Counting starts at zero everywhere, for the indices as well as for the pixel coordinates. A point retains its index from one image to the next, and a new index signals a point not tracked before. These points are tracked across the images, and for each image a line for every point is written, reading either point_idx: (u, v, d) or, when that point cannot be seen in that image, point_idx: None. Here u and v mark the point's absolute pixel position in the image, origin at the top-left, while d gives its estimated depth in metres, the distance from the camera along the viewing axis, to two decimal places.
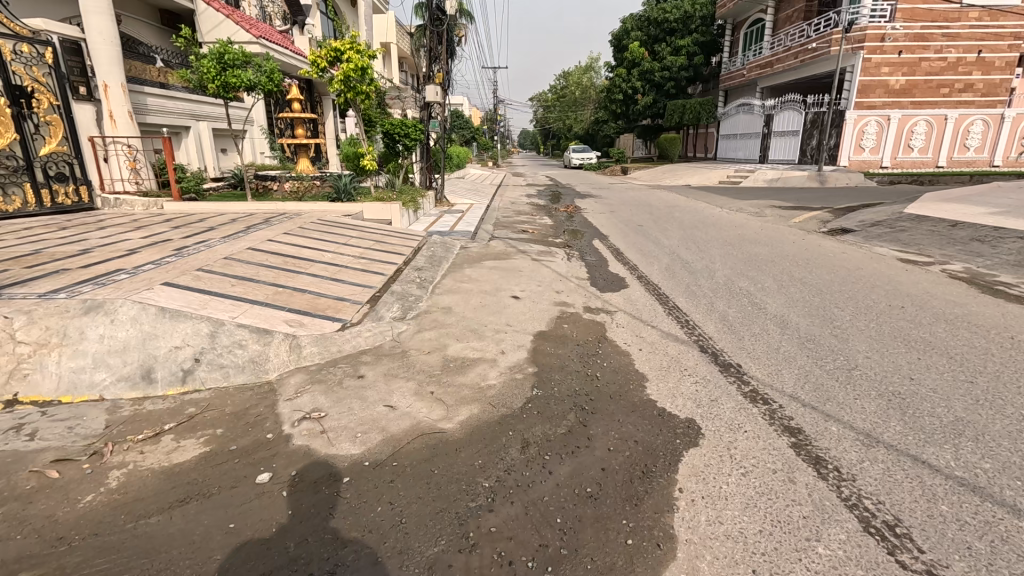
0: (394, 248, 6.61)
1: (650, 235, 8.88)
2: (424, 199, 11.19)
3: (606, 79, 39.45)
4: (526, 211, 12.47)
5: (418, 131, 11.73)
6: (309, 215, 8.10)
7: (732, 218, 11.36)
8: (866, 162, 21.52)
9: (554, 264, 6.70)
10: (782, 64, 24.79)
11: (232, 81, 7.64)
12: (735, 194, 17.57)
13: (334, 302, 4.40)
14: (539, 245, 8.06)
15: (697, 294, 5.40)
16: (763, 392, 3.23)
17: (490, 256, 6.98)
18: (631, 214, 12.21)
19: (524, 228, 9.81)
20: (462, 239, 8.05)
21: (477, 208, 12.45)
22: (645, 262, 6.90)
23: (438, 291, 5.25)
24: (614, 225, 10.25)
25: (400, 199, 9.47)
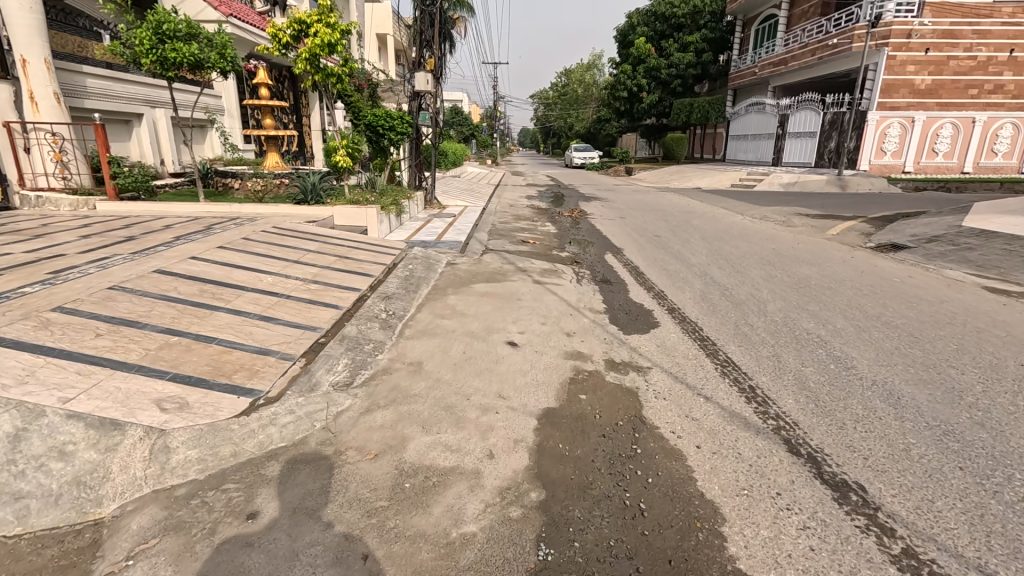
0: (362, 267, 5.27)
1: (672, 249, 7.57)
2: (411, 202, 9.85)
3: (610, 76, 38.08)
4: (527, 216, 11.14)
5: (405, 124, 10.39)
6: (268, 220, 6.74)
7: (758, 228, 10.06)
8: (888, 167, 20.27)
9: (561, 288, 5.38)
10: (798, 61, 23.54)
11: (171, 56, 6.26)
12: (752, 199, 16.27)
13: (250, 359, 3.05)
14: (540, 260, 6.72)
15: (751, 341, 4.06)
16: (932, 561, 1.90)
17: (480, 276, 5.65)
18: (643, 221, 10.89)
19: (523, 237, 8.50)
20: (450, 252, 6.71)
21: (471, 212, 11.12)
22: (673, 287, 5.56)
23: (409, 332, 3.92)
24: (626, 235, 8.92)
25: (380, 203, 8.13)
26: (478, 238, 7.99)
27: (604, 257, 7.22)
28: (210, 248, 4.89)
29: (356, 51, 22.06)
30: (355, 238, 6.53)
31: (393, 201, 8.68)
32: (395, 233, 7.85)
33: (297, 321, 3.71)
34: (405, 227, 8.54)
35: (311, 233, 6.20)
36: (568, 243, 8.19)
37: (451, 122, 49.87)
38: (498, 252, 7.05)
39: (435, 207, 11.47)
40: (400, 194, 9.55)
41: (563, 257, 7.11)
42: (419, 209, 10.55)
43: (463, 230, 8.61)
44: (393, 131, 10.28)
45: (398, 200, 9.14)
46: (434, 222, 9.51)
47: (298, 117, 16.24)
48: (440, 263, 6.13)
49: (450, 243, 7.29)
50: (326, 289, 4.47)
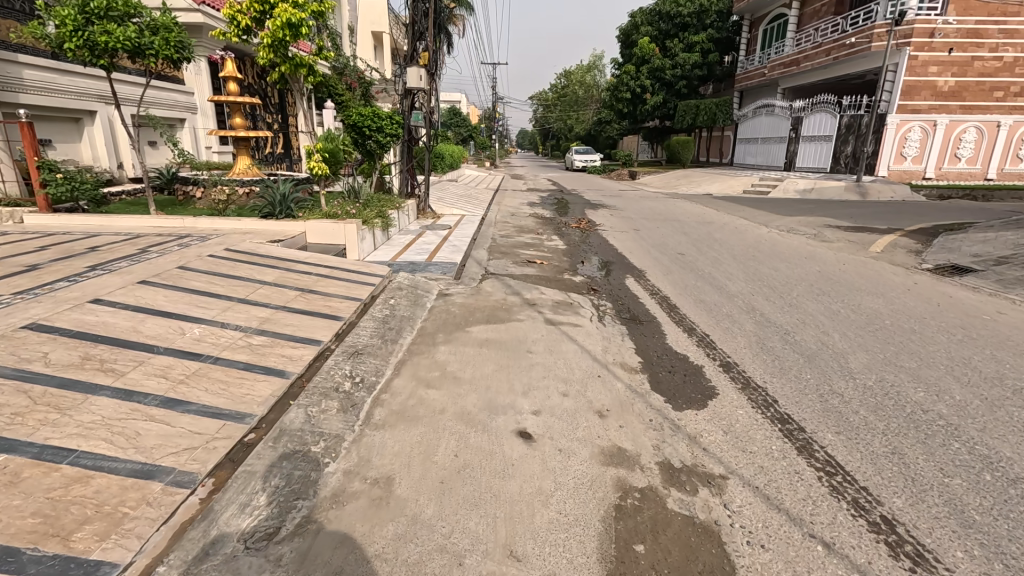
0: (329, 306, 4.13)
1: (703, 273, 6.46)
2: (400, 211, 8.73)
3: (612, 77, 37.02)
4: (530, 228, 10.05)
5: (394, 124, 9.29)
6: (226, 237, 5.61)
7: (790, 243, 8.96)
8: (908, 172, 19.25)
9: (582, 333, 4.27)
10: (812, 61, 22.55)
11: (101, 39, 5.19)
12: (770, 207, 15.21)
13: (115, 492, 1.93)
14: (551, 289, 5.60)
15: (852, 425, 2.94)
16: None
17: (480, 314, 4.55)
18: (661, 232, 9.78)
19: (529, 255, 7.38)
20: (443, 277, 5.61)
21: (468, 222, 10.01)
22: (719, 331, 4.44)
23: (380, 416, 2.79)
24: (645, 252, 7.80)
25: (362, 214, 6.98)
26: (476, 257, 6.87)
27: (625, 283, 6.11)
28: (130, 283, 3.78)
29: (347, 48, 20.95)
30: (330, 260, 5.42)
31: (380, 212, 7.56)
32: (380, 253, 6.73)
33: (215, 404, 2.58)
34: (393, 244, 7.43)
35: (272, 256, 5.07)
36: (580, 262, 7.07)
37: (448, 123, 48.79)
38: (500, 276, 5.93)
39: (429, 218, 10.35)
40: (388, 204, 8.43)
41: (576, 283, 5.99)
42: (410, 219, 9.44)
43: (459, 247, 7.48)
44: (381, 132, 9.17)
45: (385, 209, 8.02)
46: (427, 236, 8.39)
47: (283, 116, 15.32)
48: (430, 294, 5.01)
49: (444, 265, 6.17)
50: (274, 342, 3.34)
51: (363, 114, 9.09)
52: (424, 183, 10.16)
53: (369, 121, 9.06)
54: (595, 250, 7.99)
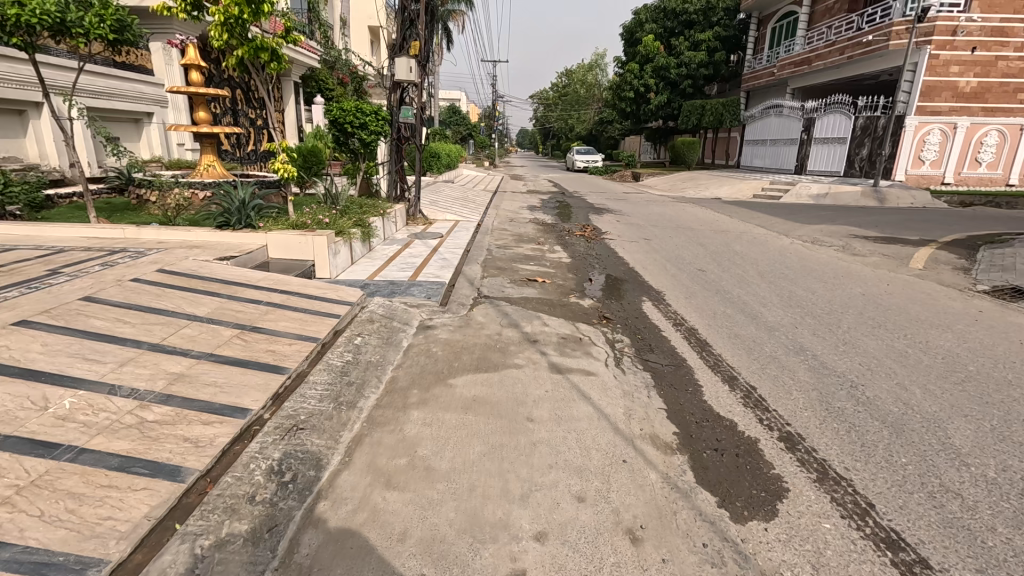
0: (272, 351, 3.22)
1: (732, 297, 5.55)
2: (386, 218, 7.80)
3: (615, 76, 36.10)
4: (530, 236, 9.13)
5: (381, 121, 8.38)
6: (169, 252, 4.70)
7: (820, 257, 8.07)
8: (926, 177, 18.39)
9: (596, 386, 3.36)
10: (825, 60, 21.63)
11: (14, 12, 4.30)
12: (785, 212, 14.32)
13: None
14: (555, 317, 4.69)
15: (997, 558, 2.03)
16: None
17: (468, 357, 3.64)
18: (676, 242, 8.88)
19: (530, 270, 6.47)
20: (428, 303, 4.71)
21: (461, 229, 9.12)
22: (768, 383, 3.53)
23: (309, 551, 1.88)
24: (661, 268, 6.89)
25: (337, 223, 6.04)
26: (468, 274, 5.95)
27: (643, 310, 5.19)
28: (5, 322, 2.87)
29: (340, 42, 20.02)
30: (289, 282, 4.49)
31: (359, 220, 6.64)
32: (355, 270, 5.80)
33: (47, 542, 1.67)
34: (375, 258, 6.51)
35: (216, 279, 4.15)
36: (588, 281, 6.16)
37: (447, 122, 48.91)
38: (494, 300, 5.02)
39: (419, 224, 9.44)
40: (371, 211, 7.49)
41: (585, 309, 5.07)
42: (398, 226, 8.52)
43: (450, 262, 6.56)
44: (365, 129, 8.26)
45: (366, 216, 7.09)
46: (415, 247, 7.47)
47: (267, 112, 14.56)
48: (408, 328, 4.10)
49: (429, 286, 5.24)
50: (178, 414, 2.43)
51: (345, 109, 8.16)
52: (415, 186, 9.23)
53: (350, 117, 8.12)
54: (603, 265, 7.08)
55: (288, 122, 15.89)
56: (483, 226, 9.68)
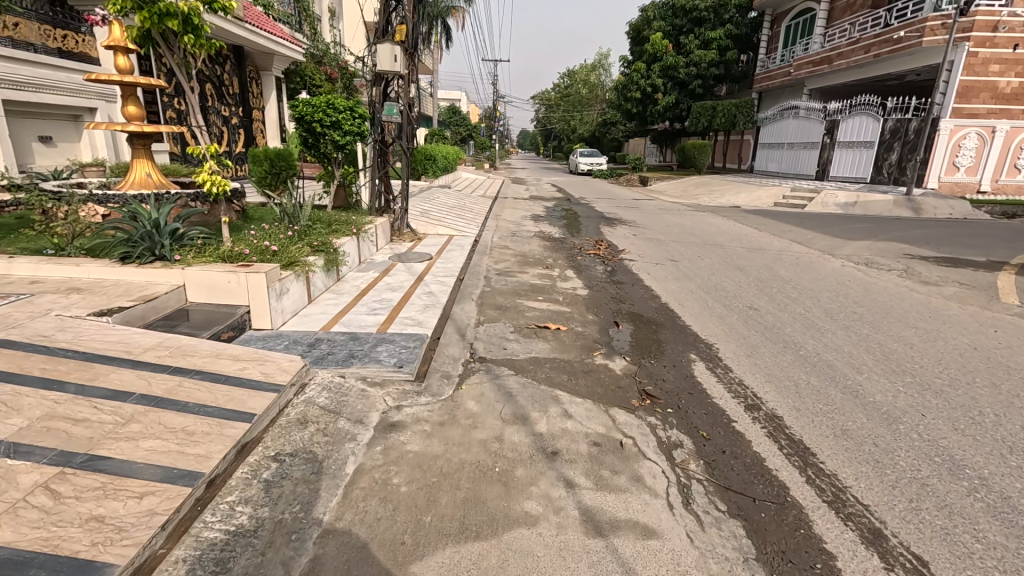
0: (93, 520, 1.80)
1: (809, 356, 4.17)
2: (362, 238, 6.43)
3: (621, 76, 34.68)
4: (536, 256, 7.74)
5: (357, 119, 6.94)
6: (32, 301, 3.33)
7: (887, 287, 6.70)
8: (961, 185, 17.08)
9: (665, 571, 1.97)
10: (847, 60, 20.29)
11: None
12: (816, 224, 12.96)
13: None
14: (579, 398, 3.28)
15: None
16: None
17: (449, 499, 2.25)
18: (709, 266, 7.50)
19: (539, 310, 5.07)
20: (397, 376, 3.32)
21: (454, 248, 7.73)
22: (943, 550, 2.16)
23: None
24: (701, 306, 5.51)
25: (289, 252, 4.66)
26: (459, 319, 4.54)
27: (696, 378, 3.80)
28: None
29: (329, 35, 18.61)
30: (193, 350, 3.08)
31: (322, 243, 5.26)
32: (311, 316, 4.40)
33: None
34: (342, 295, 5.11)
35: (71, 354, 2.75)
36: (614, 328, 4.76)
37: (447, 122, 49.55)
38: (493, 368, 3.61)
39: (405, 241, 8.08)
40: (342, 230, 6.11)
41: (618, 379, 3.67)
42: (377, 246, 7.12)
43: (437, 299, 5.14)
44: (338, 129, 6.78)
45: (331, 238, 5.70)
46: (396, 275, 6.07)
47: (244, 109, 13.28)
48: (361, 432, 2.70)
49: (405, 344, 3.83)
50: None
51: (311, 104, 6.64)
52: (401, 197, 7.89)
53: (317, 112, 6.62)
54: (629, 301, 5.70)
55: (269, 120, 14.55)
56: (481, 244, 8.29)
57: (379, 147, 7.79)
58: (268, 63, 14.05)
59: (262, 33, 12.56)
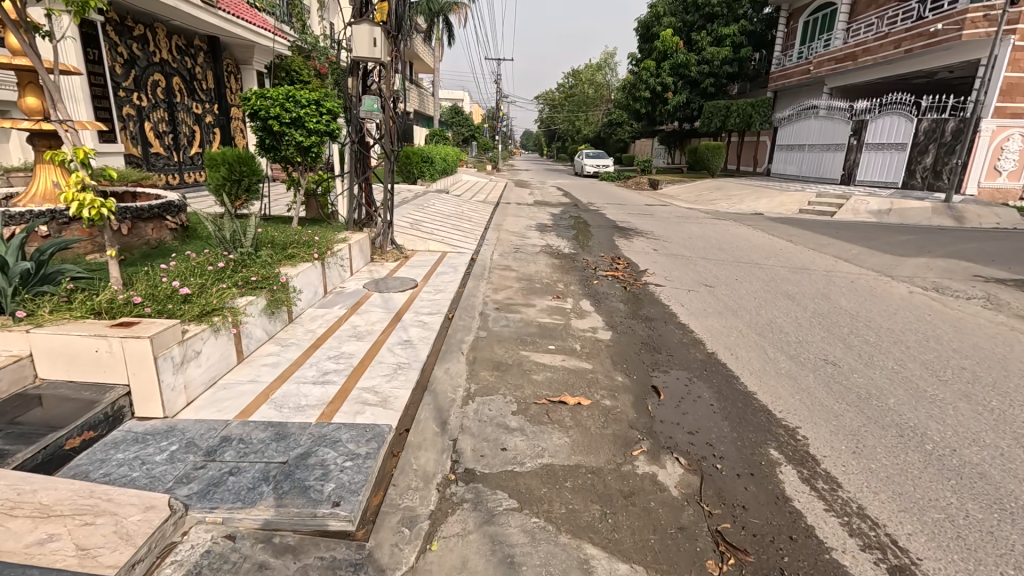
0: None
1: (942, 455, 2.90)
2: (328, 262, 5.18)
3: (629, 74, 33.37)
4: (544, 280, 6.46)
5: (328, 117, 5.62)
6: None
7: (979, 324, 5.42)
8: (1002, 190, 15.76)
9: None
10: (875, 55, 19.04)
11: None
12: (853, 235, 11.65)
13: None
14: (621, 565, 2.02)
15: None
16: None
17: None
18: (752, 295, 6.22)
19: (551, 369, 3.79)
20: (328, 528, 2.06)
21: (444, 271, 6.44)
22: None
23: None
24: (760, 359, 4.23)
25: (210, 295, 3.38)
26: (441, 391, 3.26)
27: (790, 501, 2.51)
28: None
29: (318, 27, 17.30)
30: None
31: (263, 275, 3.99)
32: (233, 390, 3.15)
33: None
34: (287, 347, 3.85)
35: None
36: (653, 400, 3.49)
37: (449, 123, 48.24)
38: (485, 496, 2.34)
39: (386, 261, 6.83)
40: (300, 254, 4.83)
41: (676, 510, 2.39)
42: (349, 270, 5.85)
43: (415, 351, 3.86)
44: (300, 127, 5.43)
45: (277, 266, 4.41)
46: (368, 310, 4.80)
47: (220, 106, 12.06)
48: None
49: (355, 447, 2.57)
50: None
51: (269, 96, 5.28)
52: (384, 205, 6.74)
53: (275, 105, 5.27)
54: (666, 349, 4.43)
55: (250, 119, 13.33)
56: (479, 264, 7.01)
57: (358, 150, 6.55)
58: (248, 57, 13.05)
59: (239, 21, 11.26)
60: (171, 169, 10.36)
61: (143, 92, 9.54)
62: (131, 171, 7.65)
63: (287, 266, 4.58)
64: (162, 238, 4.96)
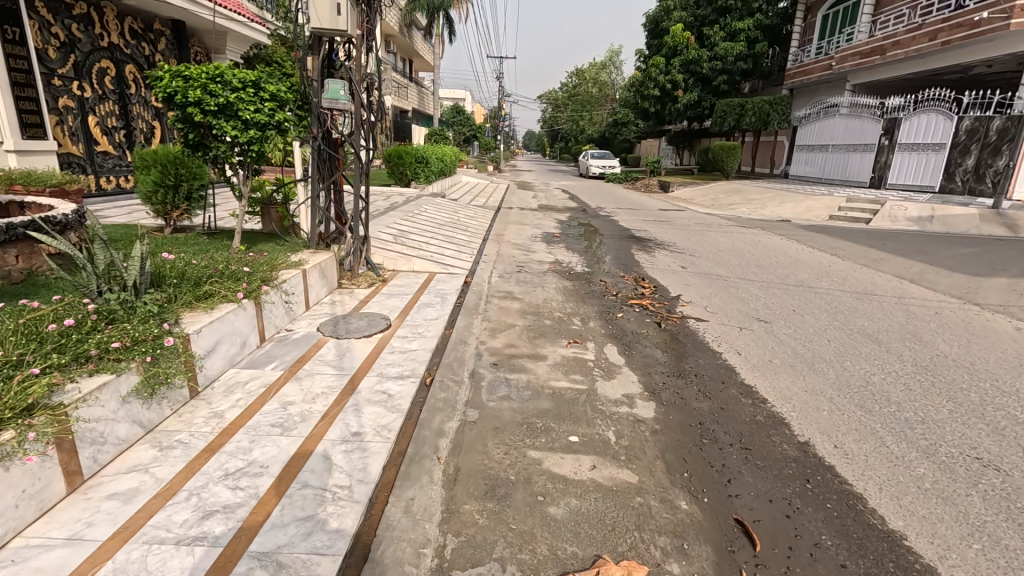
0: None
1: None
2: (265, 300, 3.81)
3: (637, 71, 31.96)
4: (555, 314, 5.09)
5: (273, 102, 4.21)
6: None
7: None
8: None
9: None
10: (906, 48, 17.72)
11: None
12: (901, 246, 10.26)
13: None
14: None
15: None
16: None
17: None
18: (822, 334, 4.84)
19: (577, 491, 2.42)
20: None
21: (428, 303, 5.04)
22: None
23: None
24: (880, 455, 2.87)
25: (5, 391, 2.01)
26: (393, 563, 1.92)
27: None
28: None
29: None
30: None
31: (134, 337, 2.61)
32: (22, 567, 1.79)
33: None
34: (168, 452, 2.48)
35: None
36: (748, 557, 2.13)
37: (449, 123, 46.87)
38: None
39: (354, 287, 5.46)
40: (218, 291, 3.46)
41: None
42: (300, 306, 4.46)
43: (362, 461, 2.49)
44: (230, 115, 4.03)
45: (175, 316, 3.04)
46: (313, 372, 3.43)
47: None
48: None
49: None
50: None
51: (189, 75, 3.89)
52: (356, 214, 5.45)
53: (195, 87, 3.86)
54: (738, 436, 3.06)
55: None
56: (476, 291, 5.64)
57: (323, 148, 5.23)
58: (220, 45, 11.67)
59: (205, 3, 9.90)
60: (121, 170, 9.00)
61: (85, 81, 8.20)
62: (51, 174, 6.30)
63: (193, 313, 3.22)
64: (33, 268, 3.63)
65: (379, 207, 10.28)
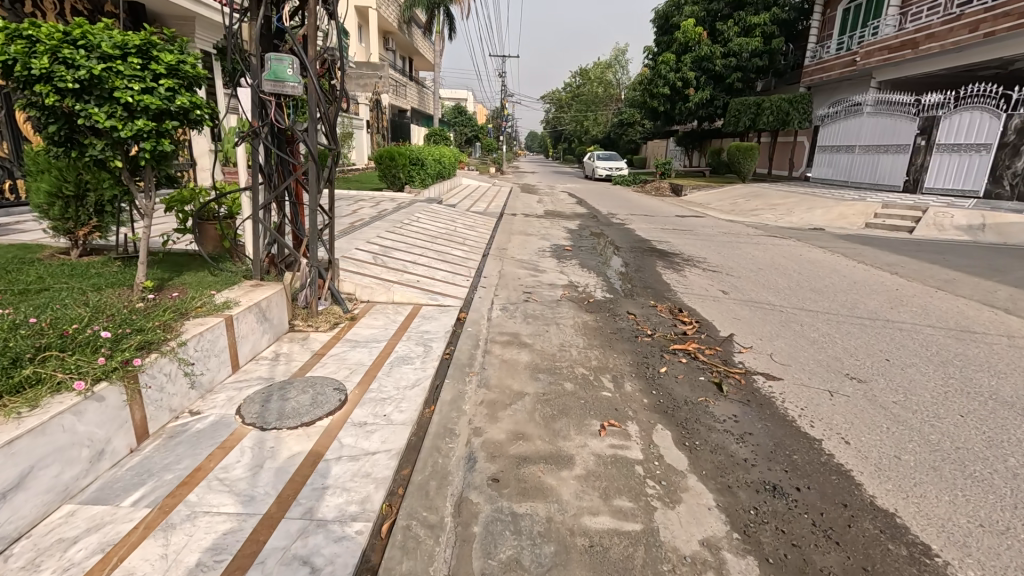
0: None
1: None
2: (144, 378, 2.49)
3: (645, 69, 30.63)
4: (578, 372, 3.77)
5: (172, 76, 2.86)
6: None
7: None
8: None
9: None
10: (943, 41, 16.37)
11: None
12: (966, 259, 8.87)
13: None
14: None
15: None
16: None
17: None
18: (947, 403, 3.52)
19: None
20: None
21: (406, 357, 3.71)
22: None
23: None
24: None
25: None
26: None
27: None
28: None
29: None
30: None
31: None
32: None
33: None
34: None
35: None
36: None
37: (451, 122, 45.57)
38: None
39: (313, 330, 4.15)
40: (48, 375, 2.14)
41: None
42: (217, 371, 3.13)
43: None
44: (99, 94, 2.68)
45: None
46: (199, 510, 2.10)
47: None
48: None
49: None
50: None
51: (33, 36, 2.55)
52: (310, 231, 4.11)
53: (40, 52, 2.53)
54: None
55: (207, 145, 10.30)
56: (472, 334, 4.33)
57: (270, 148, 3.92)
58: (187, 33, 10.39)
59: None
60: None
61: None
62: None
63: None
64: None
65: (365, 216, 8.99)
